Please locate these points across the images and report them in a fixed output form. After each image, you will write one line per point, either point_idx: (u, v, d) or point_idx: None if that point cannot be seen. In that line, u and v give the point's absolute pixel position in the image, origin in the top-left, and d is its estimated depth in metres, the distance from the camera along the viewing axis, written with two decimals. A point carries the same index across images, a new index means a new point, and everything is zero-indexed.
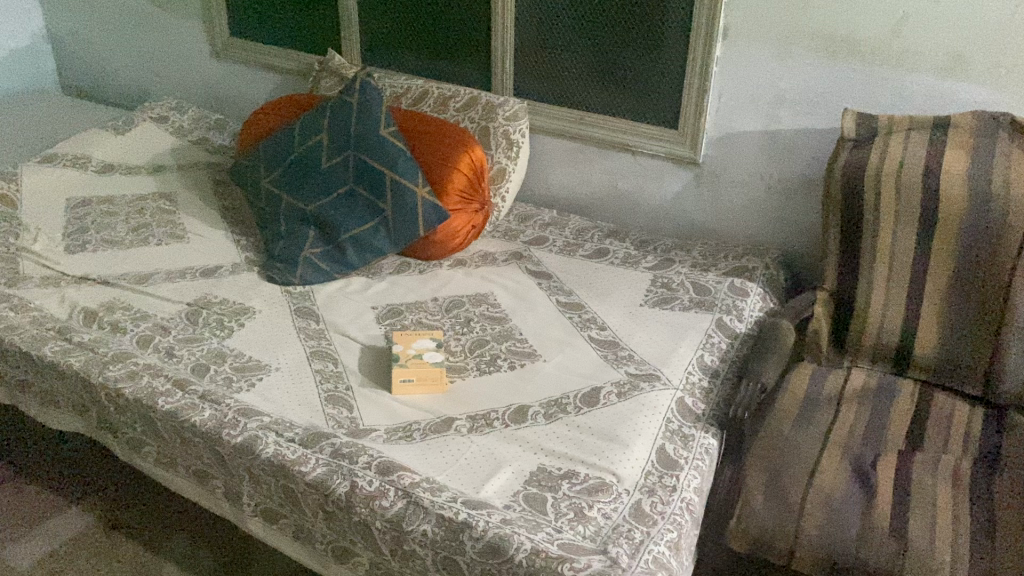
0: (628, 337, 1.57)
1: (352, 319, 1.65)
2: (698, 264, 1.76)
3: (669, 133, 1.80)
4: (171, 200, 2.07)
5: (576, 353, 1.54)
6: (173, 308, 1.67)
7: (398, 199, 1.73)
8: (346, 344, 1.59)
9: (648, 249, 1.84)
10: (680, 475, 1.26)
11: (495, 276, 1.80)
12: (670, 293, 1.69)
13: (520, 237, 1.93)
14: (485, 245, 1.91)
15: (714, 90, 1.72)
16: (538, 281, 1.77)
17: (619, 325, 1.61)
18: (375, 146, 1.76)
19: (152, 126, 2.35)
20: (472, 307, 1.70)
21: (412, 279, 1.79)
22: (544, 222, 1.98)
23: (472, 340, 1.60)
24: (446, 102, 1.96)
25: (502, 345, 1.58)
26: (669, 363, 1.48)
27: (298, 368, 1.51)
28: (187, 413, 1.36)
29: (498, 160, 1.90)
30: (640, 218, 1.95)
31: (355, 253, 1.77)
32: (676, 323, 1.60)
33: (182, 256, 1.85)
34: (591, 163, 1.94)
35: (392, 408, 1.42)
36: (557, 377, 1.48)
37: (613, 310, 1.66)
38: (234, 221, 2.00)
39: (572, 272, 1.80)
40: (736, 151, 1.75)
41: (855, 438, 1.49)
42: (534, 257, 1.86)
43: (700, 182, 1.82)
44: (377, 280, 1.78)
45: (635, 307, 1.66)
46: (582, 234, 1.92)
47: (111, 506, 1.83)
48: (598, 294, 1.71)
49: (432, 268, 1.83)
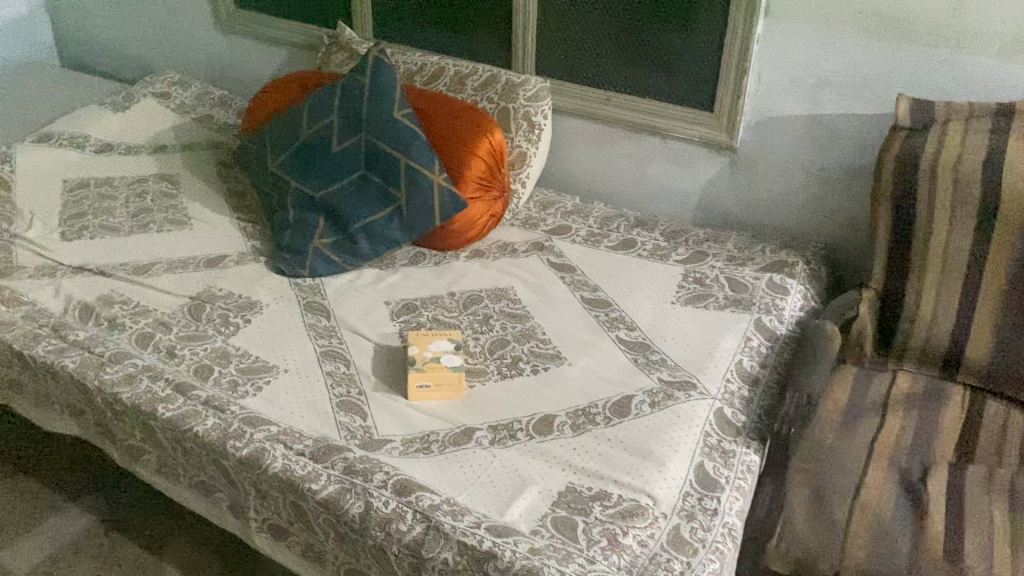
0: (660, 338, 1.47)
1: (364, 315, 1.56)
2: (732, 257, 1.65)
3: (702, 117, 1.68)
4: (173, 183, 1.97)
5: (603, 355, 1.44)
6: (175, 302, 1.57)
7: (413, 186, 1.63)
8: (357, 343, 1.49)
9: (677, 239, 1.73)
10: (721, 498, 1.17)
11: (516, 268, 1.69)
12: (704, 290, 1.58)
13: (541, 226, 1.82)
14: (504, 234, 1.80)
15: (752, 71, 1.59)
16: (561, 274, 1.67)
17: (649, 324, 1.51)
18: (388, 130, 1.65)
19: (153, 103, 2.24)
20: (491, 303, 1.60)
21: (426, 271, 1.69)
22: (567, 209, 1.87)
23: (492, 340, 1.50)
24: (463, 80, 1.85)
25: (524, 347, 1.48)
26: (705, 370, 1.38)
27: (307, 370, 1.42)
28: (189, 421, 1.27)
29: (518, 144, 1.79)
30: (667, 206, 1.83)
31: (367, 244, 1.66)
32: (710, 324, 1.49)
33: (184, 244, 1.75)
34: (617, 147, 1.83)
35: (408, 416, 1.32)
36: (583, 382, 1.38)
37: (642, 307, 1.55)
38: (239, 206, 1.89)
39: (597, 265, 1.69)
40: (775, 137, 1.63)
41: (901, 451, 1.39)
42: (557, 248, 1.75)
43: (735, 170, 1.71)
44: (390, 272, 1.68)
45: (665, 305, 1.56)
46: (607, 223, 1.81)
47: (113, 505, 1.75)
48: (625, 290, 1.61)
49: (447, 260, 1.72)
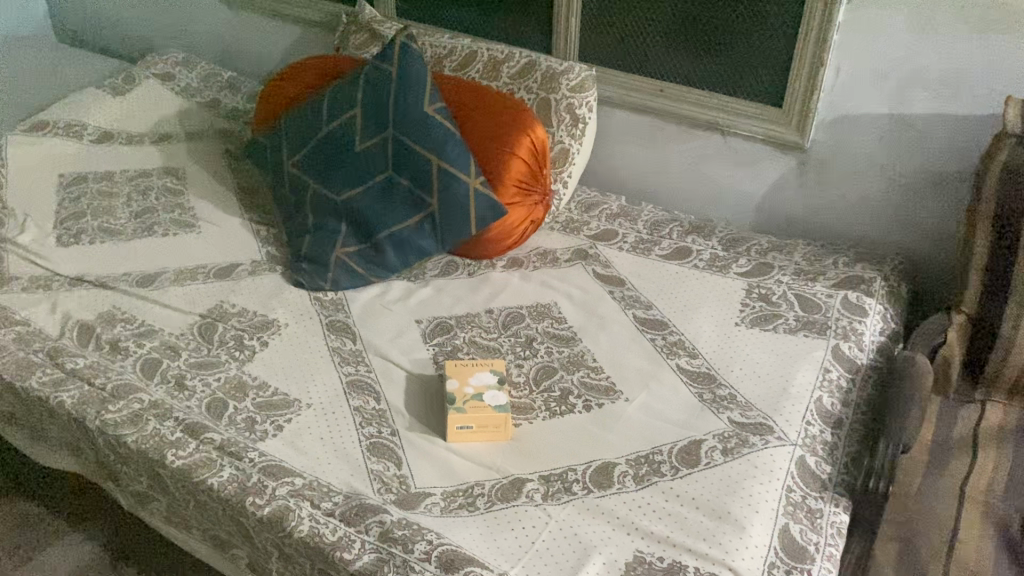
0: (727, 370, 1.31)
1: (393, 338, 1.40)
2: (801, 271, 1.49)
3: (769, 113, 1.50)
4: (179, 178, 1.80)
5: (663, 390, 1.29)
6: (184, 322, 1.42)
7: (447, 190, 1.46)
8: (387, 372, 1.34)
9: (737, 249, 1.57)
10: (811, 571, 1.02)
11: (559, 281, 1.53)
12: (771, 311, 1.42)
13: (584, 231, 1.66)
14: (543, 240, 1.64)
15: (830, 63, 1.41)
16: (609, 289, 1.51)
17: (713, 351, 1.35)
18: (419, 127, 1.47)
19: (155, 86, 2.06)
20: (533, 322, 1.44)
21: (460, 284, 1.53)
22: (611, 210, 1.70)
23: (538, 369, 1.35)
24: (498, 66, 1.67)
25: (574, 376, 1.33)
26: (782, 411, 1.22)
27: (332, 405, 1.26)
28: (202, 473, 1.12)
29: (560, 140, 1.62)
30: (724, 209, 1.66)
31: (395, 254, 1.51)
32: (782, 352, 1.34)
33: (192, 251, 1.59)
34: (669, 143, 1.65)
35: (449, 463, 1.17)
36: (643, 423, 1.23)
37: (704, 330, 1.40)
38: (252, 206, 1.73)
39: (649, 278, 1.53)
40: (852, 137, 1.46)
41: (998, 499, 1.24)
42: (603, 256, 1.59)
43: (804, 172, 1.54)
44: (420, 285, 1.52)
45: (729, 327, 1.40)
46: (658, 227, 1.64)
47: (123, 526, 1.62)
48: (683, 309, 1.45)
49: (483, 271, 1.57)
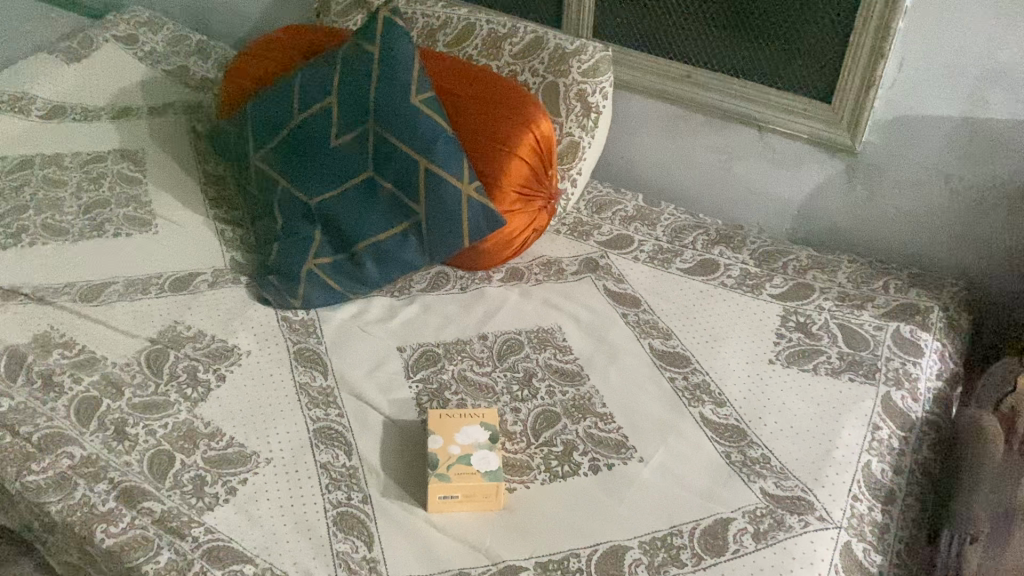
0: (759, 424, 1.13)
1: (370, 371, 1.21)
2: (846, 296, 1.29)
3: (815, 109, 1.28)
4: (138, 162, 1.59)
5: (684, 447, 1.10)
6: (130, 347, 1.23)
7: (434, 197, 1.25)
8: (363, 417, 1.15)
9: (772, 265, 1.36)
10: None
11: (564, 300, 1.33)
12: (811, 348, 1.23)
13: (594, 236, 1.45)
14: (548, 246, 1.43)
15: (893, 55, 1.19)
16: (622, 311, 1.31)
17: (743, 398, 1.16)
18: (403, 122, 1.26)
19: (117, 52, 1.84)
20: (533, 352, 1.25)
21: (450, 301, 1.33)
22: (627, 211, 1.49)
23: (537, 415, 1.16)
24: (499, 43, 1.44)
25: (579, 426, 1.14)
26: (824, 481, 1.04)
27: (296, 462, 1.08)
28: (136, 556, 0.96)
29: (569, 132, 1.40)
30: (756, 213, 1.45)
31: (376, 268, 1.30)
32: (823, 402, 1.15)
33: (146, 255, 1.40)
34: (696, 136, 1.43)
35: (430, 542, 0.99)
36: (660, 491, 1.05)
37: (733, 370, 1.20)
38: (218, 200, 1.53)
39: (669, 298, 1.33)
40: (913, 141, 1.24)
41: None
42: (615, 269, 1.39)
43: (853, 178, 1.32)
44: (405, 303, 1.33)
45: (762, 367, 1.21)
46: (679, 234, 1.43)
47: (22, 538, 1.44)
48: (708, 340, 1.25)
49: (477, 284, 1.36)
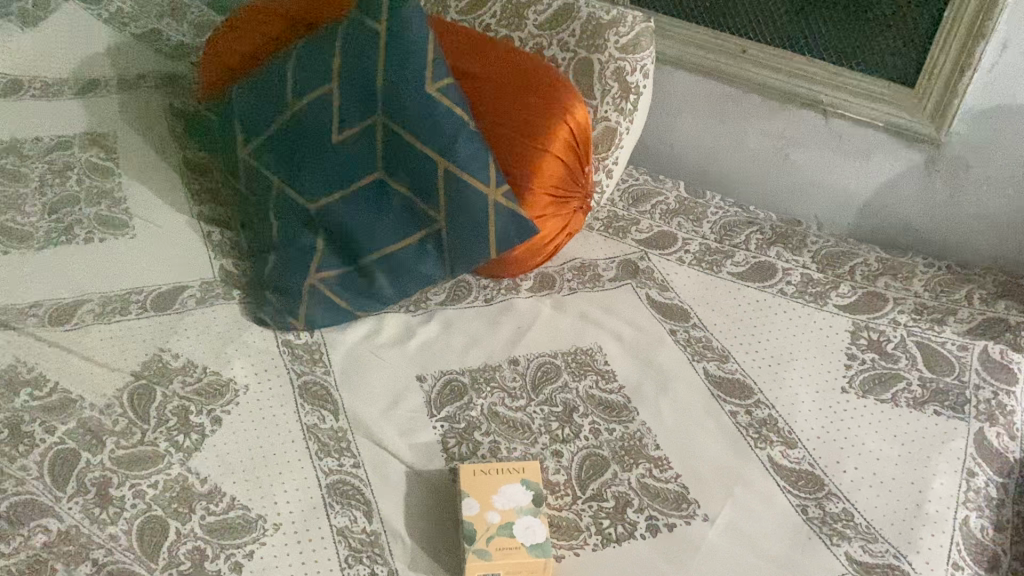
0: (837, 471, 0.99)
1: (387, 409, 1.05)
2: (923, 309, 1.15)
3: (893, 93, 1.12)
4: (108, 148, 1.40)
5: (753, 501, 0.96)
6: (109, 383, 1.07)
7: (456, 203, 1.08)
8: (383, 467, 1.00)
9: (837, 271, 1.21)
10: None
11: (603, 314, 1.17)
12: (887, 372, 1.09)
13: (632, 233, 1.28)
14: (580, 247, 1.27)
15: (995, 35, 1.00)
16: (670, 326, 1.15)
17: (818, 438, 1.02)
18: (418, 116, 1.07)
19: (78, 14, 1.62)
20: (572, 380, 1.09)
21: (474, 316, 1.17)
22: (667, 204, 1.33)
23: (582, 460, 1.01)
24: (521, 10, 1.24)
25: (631, 475, 0.99)
26: (919, 546, 0.91)
27: (309, 528, 0.94)
28: None
29: (605, 116, 1.21)
30: (815, 205, 1.30)
31: (389, 282, 1.13)
32: (908, 443, 1.01)
33: (123, 265, 1.22)
34: (749, 119, 1.26)
35: None
36: (731, 558, 0.91)
37: (802, 401, 1.06)
38: (203, 194, 1.35)
39: (721, 310, 1.17)
40: (1011, 132, 1.07)
41: None
42: (658, 273, 1.22)
43: (933, 171, 1.16)
44: (422, 320, 1.16)
45: (834, 396, 1.07)
46: (730, 232, 1.28)
47: None
48: (771, 363, 1.10)
49: (504, 296, 1.20)
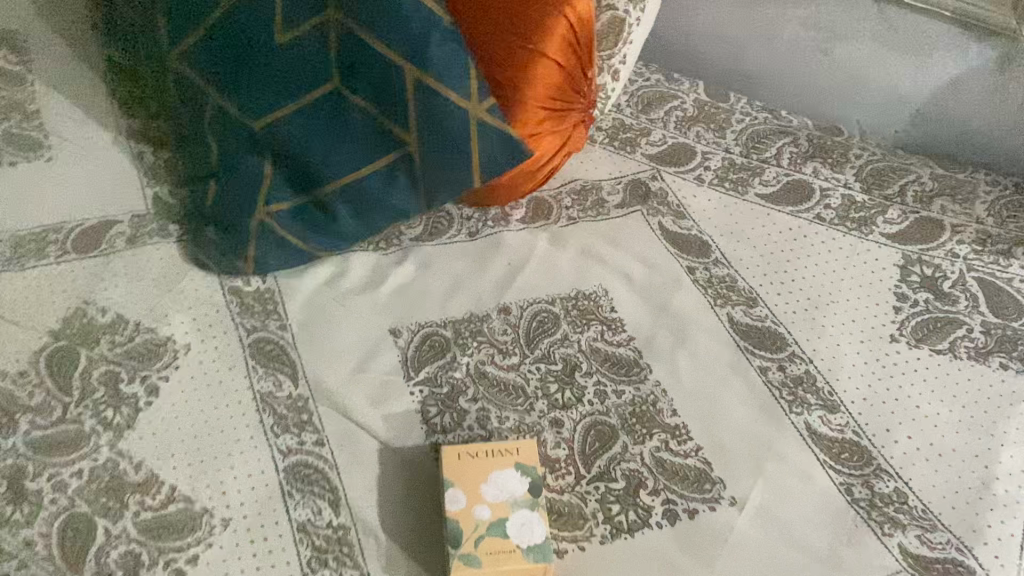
0: (887, 440, 0.84)
1: (356, 372, 0.89)
2: (987, 238, 0.98)
3: None
4: (18, 49, 1.17)
5: (789, 480, 0.82)
6: (23, 345, 0.89)
7: (433, 123, 0.88)
8: (352, 443, 0.85)
9: (884, 192, 1.03)
10: None
11: (609, 249, 0.99)
12: (944, 317, 0.92)
13: (642, 147, 1.09)
14: (581, 164, 1.07)
15: None
16: (688, 262, 0.98)
17: (864, 401, 0.87)
18: (385, 10, 0.85)
19: None
20: (573, 332, 0.92)
21: (456, 254, 0.99)
22: (683, 111, 1.13)
23: (586, 430, 0.86)
24: None
25: (644, 449, 0.84)
26: (985, 534, 0.78)
27: (264, 524, 0.79)
28: None
29: (611, 3, 0.98)
30: (858, 109, 1.10)
31: (353, 218, 0.95)
32: (971, 404, 0.86)
33: (38, 196, 1.02)
34: (783, 7, 1.06)
35: None
36: (763, 551, 0.77)
37: (844, 354, 0.90)
38: (132, 104, 1.13)
39: (748, 241, 1.00)
40: None
41: None
42: (673, 196, 1.04)
43: (1007, 71, 0.98)
44: (395, 259, 0.99)
45: (881, 346, 0.91)
46: (758, 144, 1.09)
47: None
48: (807, 307, 0.94)
49: (491, 228, 1.02)
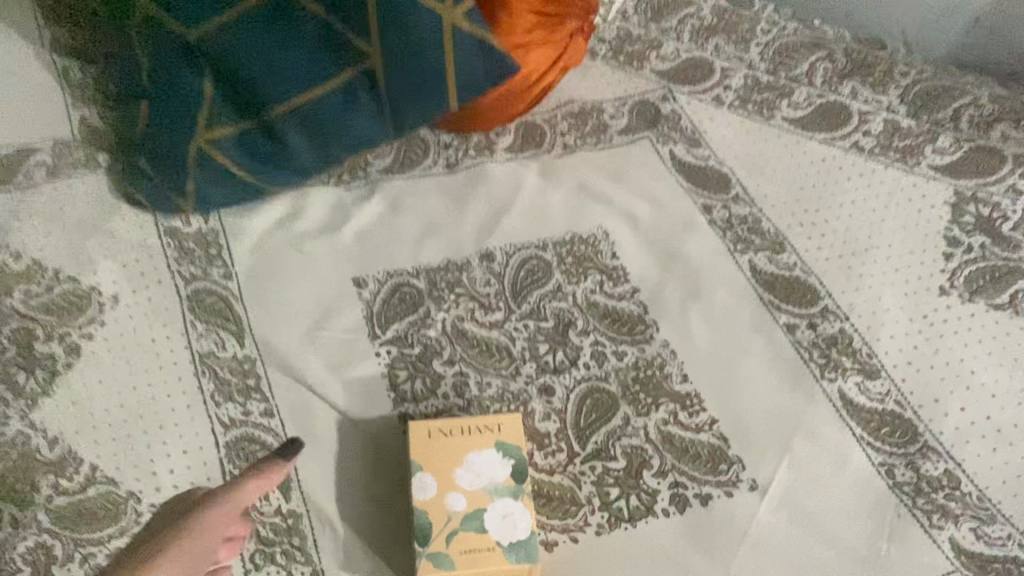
0: (936, 415, 0.72)
1: (312, 330, 0.76)
2: None
3: None
4: None
5: (819, 462, 0.70)
6: None
7: (402, 34, 0.72)
8: (305, 414, 0.72)
9: (935, 116, 0.88)
10: None
11: (611, 184, 0.85)
12: (1004, 266, 0.79)
13: (652, 61, 0.93)
14: (580, 81, 0.92)
15: None
16: (704, 199, 0.84)
17: (910, 366, 0.74)
18: None
19: None
20: (568, 283, 0.79)
21: (432, 188, 0.85)
22: (701, 17, 0.96)
23: (581, 400, 0.73)
24: None
25: (649, 422, 0.72)
26: None
27: None
28: None
29: None
30: (904, 17, 0.94)
31: (307, 145, 0.79)
32: None
33: None
34: None
35: None
36: (790, 548, 0.66)
37: (886, 311, 0.77)
38: None
39: (774, 175, 0.85)
40: None
41: None
42: (687, 121, 0.89)
43: None
44: (360, 194, 0.84)
45: (929, 299, 0.77)
46: (788, 59, 0.93)
47: None
48: (843, 254, 0.80)
49: (473, 157, 0.86)
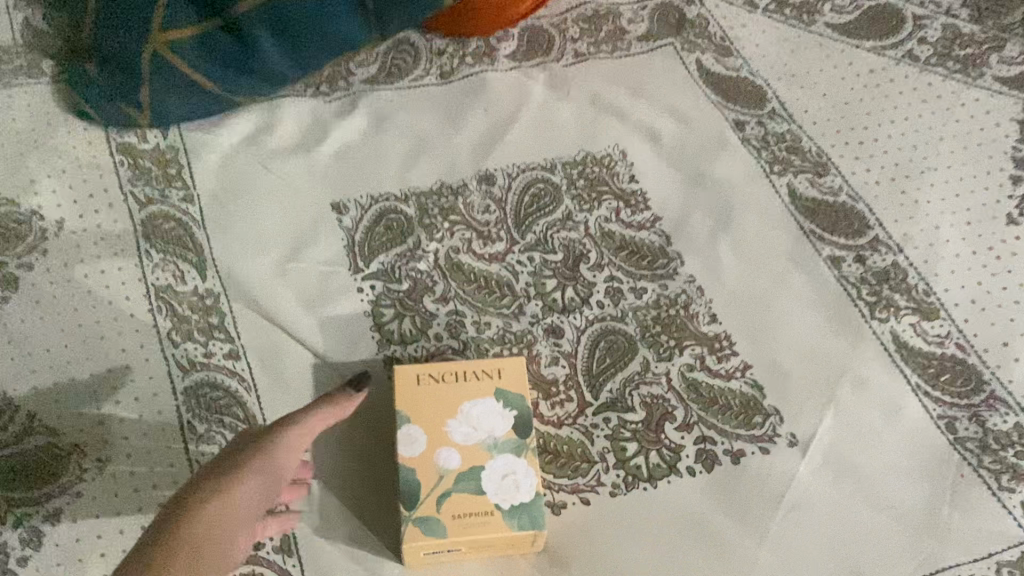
0: (1004, 361, 0.62)
1: (285, 261, 0.66)
2: None
3: None
4: None
5: (868, 414, 0.60)
6: None
7: None
8: (276, 356, 0.63)
9: (1002, 23, 0.77)
10: None
11: (629, 98, 0.74)
12: None
13: None
14: None
15: None
16: (736, 115, 0.73)
17: (973, 305, 0.64)
18: None
19: None
20: (579, 209, 0.69)
21: (424, 101, 0.74)
22: None
23: (593, 343, 0.63)
24: None
25: (673, 368, 0.62)
26: None
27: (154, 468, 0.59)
28: None
29: None
30: None
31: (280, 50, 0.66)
32: None
33: None
34: None
35: None
36: (834, 513, 0.57)
37: (946, 243, 0.67)
38: None
39: (816, 87, 0.75)
40: None
41: None
42: (717, 27, 0.78)
43: None
44: (342, 107, 0.73)
45: (995, 229, 0.67)
46: None
47: None
48: (895, 177, 0.70)
49: (472, 66, 0.75)
